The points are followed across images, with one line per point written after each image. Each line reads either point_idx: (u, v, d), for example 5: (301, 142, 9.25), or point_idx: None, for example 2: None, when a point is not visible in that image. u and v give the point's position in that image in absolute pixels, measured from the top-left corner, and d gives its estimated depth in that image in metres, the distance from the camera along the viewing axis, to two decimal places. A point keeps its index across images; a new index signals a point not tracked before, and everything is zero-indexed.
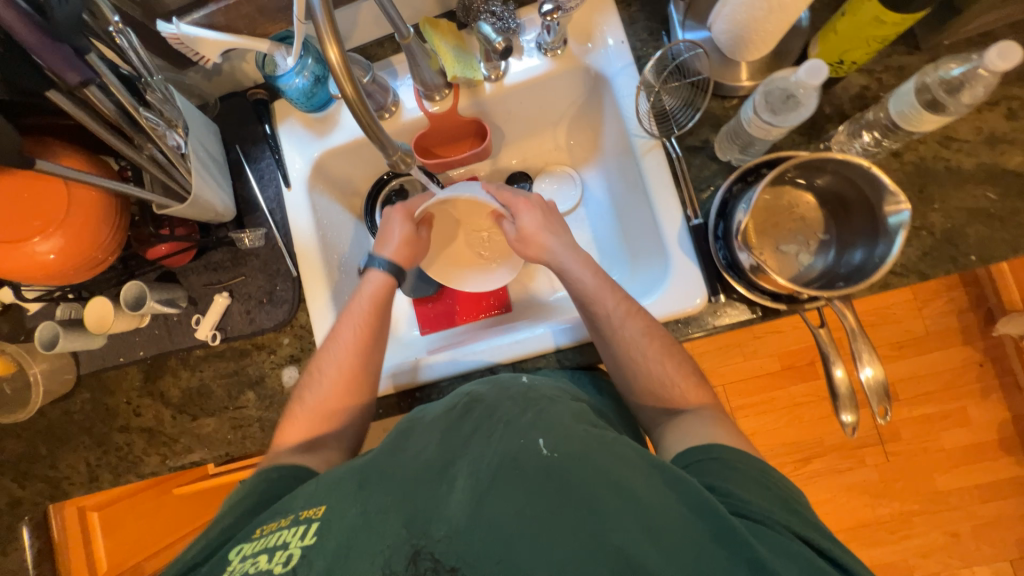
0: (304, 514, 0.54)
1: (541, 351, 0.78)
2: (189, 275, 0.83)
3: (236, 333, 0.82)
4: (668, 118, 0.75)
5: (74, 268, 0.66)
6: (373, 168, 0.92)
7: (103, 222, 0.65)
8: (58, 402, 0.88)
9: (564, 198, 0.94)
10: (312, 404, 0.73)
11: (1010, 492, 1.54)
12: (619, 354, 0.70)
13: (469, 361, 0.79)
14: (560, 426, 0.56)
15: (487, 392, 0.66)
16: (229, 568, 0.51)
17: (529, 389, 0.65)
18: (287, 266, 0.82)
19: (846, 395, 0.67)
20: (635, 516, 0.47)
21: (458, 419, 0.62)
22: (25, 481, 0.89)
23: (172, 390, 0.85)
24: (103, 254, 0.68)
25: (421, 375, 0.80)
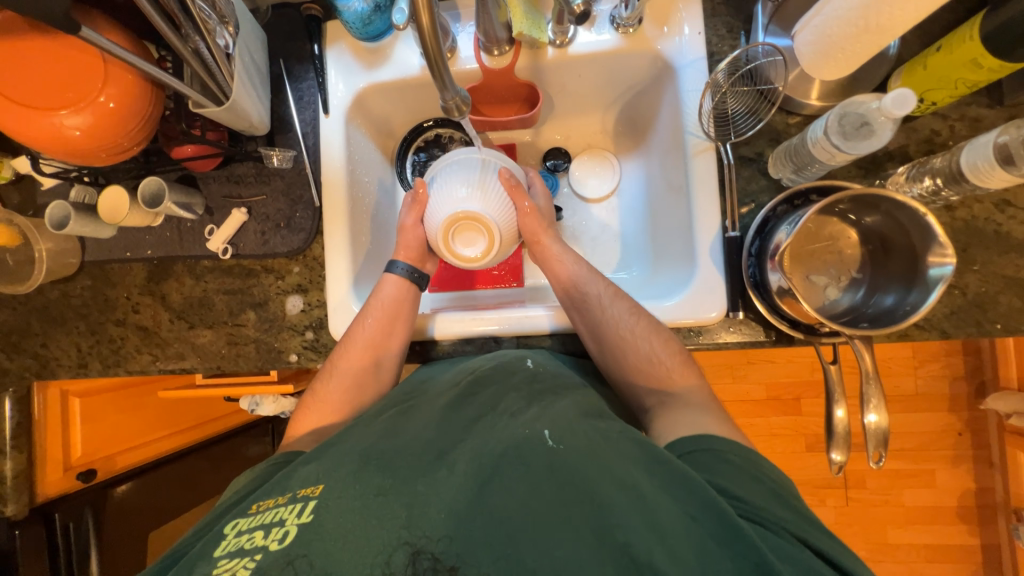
0: (301, 492, 0.53)
1: (545, 329, 0.77)
2: (209, 183, 0.81)
3: (248, 251, 0.80)
4: (729, 122, 0.72)
5: (96, 150, 0.64)
6: (414, 113, 0.89)
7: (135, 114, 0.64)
8: (58, 284, 0.87)
9: (598, 185, 0.92)
10: (319, 392, 0.74)
11: (953, 557, 1.59)
12: (621, 358, 0.70)
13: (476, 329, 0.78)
14: (565, 421, 0.56)
15: (486, 374, 0.67)
16: (224, 542, 0.50)
17: (534, 379, 0.66)
18: (311, 194, 0.80)
19: (840, 435, 0.67)
20: (636, 513, 0.46)
21: (458, 401, 0.63)
22: (14, 354, 0.89)
23: (174, 295, 0.84)
24: (130, 142, 0.66)
25: (431, 329, 0.80)
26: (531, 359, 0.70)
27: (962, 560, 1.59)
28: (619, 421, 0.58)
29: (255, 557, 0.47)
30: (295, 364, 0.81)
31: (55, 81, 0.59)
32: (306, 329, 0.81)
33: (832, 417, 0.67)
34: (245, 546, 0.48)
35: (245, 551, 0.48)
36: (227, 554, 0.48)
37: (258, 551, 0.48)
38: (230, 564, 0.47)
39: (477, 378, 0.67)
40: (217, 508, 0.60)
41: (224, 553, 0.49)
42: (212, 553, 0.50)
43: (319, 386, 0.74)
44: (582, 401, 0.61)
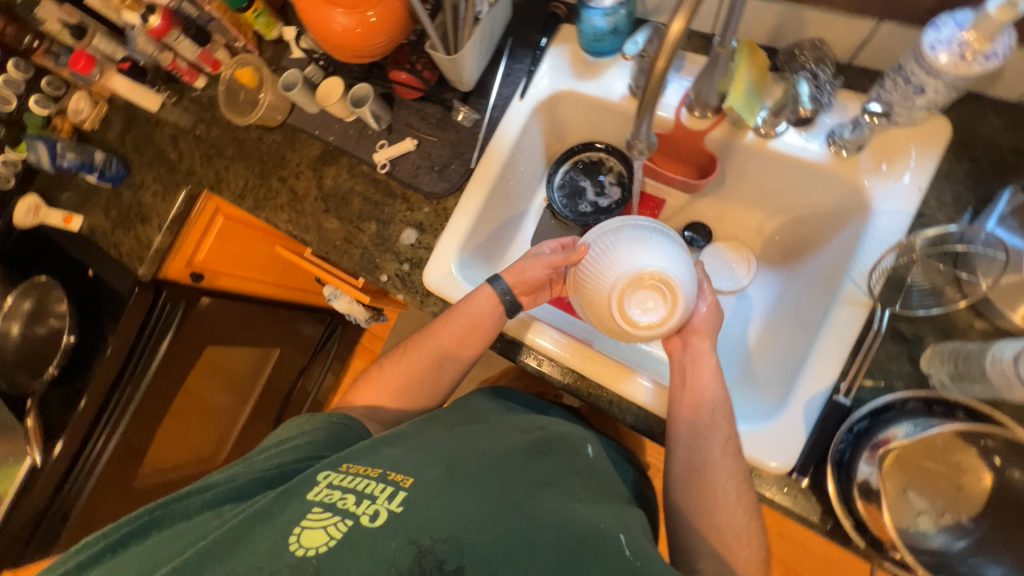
0: (391, 477, 0.64)
1: (637, 399, 0.76)
2: (401, 108, 0.93)
3: (400, 176, 0.91)
4: (903, 290, 0.64)
5: (343, 48, 0.77)
6: (591, 130, 0.93)
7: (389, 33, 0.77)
8: (260, 129, 1.06)
9: (723, 279, 0.89)
10: (388, 373, 0.86)
11: None
12: (700, 490, 0.64)
13: (576, 360, 0.78)
14: (631, 534, 0.61)
15: (558, 439, 0.75)
16: (317, 487, 0.64)
17: (594, 468, 0.72)
18: (470, 156, 0.87)
19: None
20: None
21: (532, 455, 0.71)
22: (206, 164, 1.10)
23: (328, 180, 0.98)
24: (367, 53, 0.77)
25: (531, 336, 0.80)
26: (591, 446, 0.77)
27: None
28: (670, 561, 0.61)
29: (348, 520, 0.59)
30: (381, 283, 0.90)
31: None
32: (405, 261, 0.88)
33: None
34: (339, 506, 0.61)
35: (337, 509, 0.60)
36: (319, 502, 0.62)
37: (351, 516, 0.59)
38: (324, 514, 0.60)
39: (550, 440, 0.74)
40: (291, 447, 0.73)
41: (318, 500, 0.62)
42: (307, 493, 0.63)
43: (387, 365, 0.87)
44: (635, 518, 0.66)
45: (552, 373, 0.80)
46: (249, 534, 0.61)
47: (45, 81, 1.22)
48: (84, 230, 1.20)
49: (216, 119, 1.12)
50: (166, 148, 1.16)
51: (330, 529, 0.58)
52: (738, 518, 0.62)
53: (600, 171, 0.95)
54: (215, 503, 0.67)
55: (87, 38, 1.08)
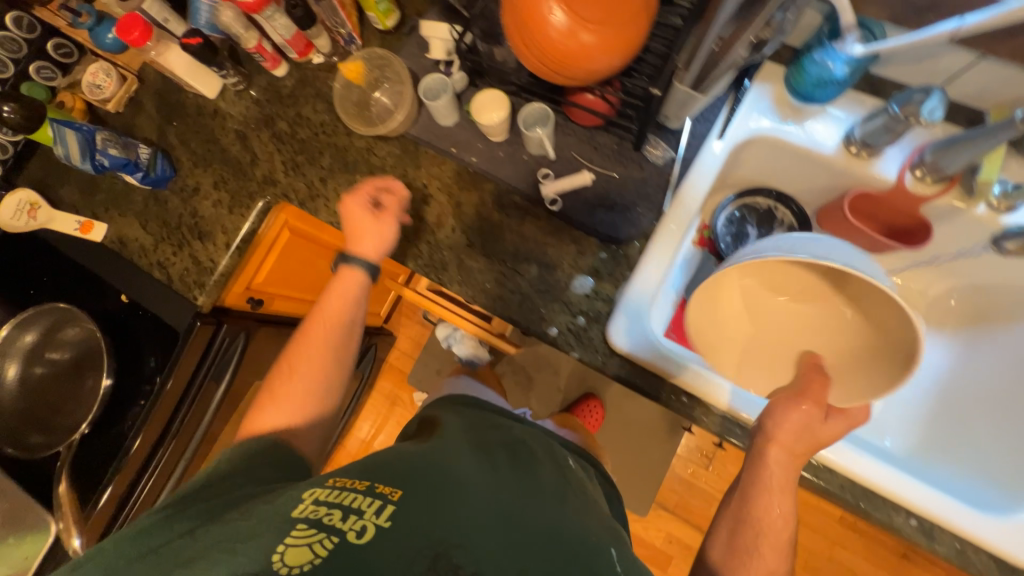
0: (380, 489, 0.51)
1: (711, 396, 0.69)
2: (568, 134, 0.81)
3: (572, 216, 0.78)
4: None
5: (538, 55, 0.65)
6: (765, 176, 0.85)
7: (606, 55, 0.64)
8: (370, 138, 0.88)
9: None
10: (294, 389, 0.71)
11: None
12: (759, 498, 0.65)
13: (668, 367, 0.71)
14: (612, 534, 0.53)
15: (531, 442, 0.66)
16: (301, 507, 0.50)
17: (579, 483, 0.62)
18: (660, 199, 0.77)
19: None
20: None
21: (520, 462, 0.60)
22: (291, 173, 0.90)
23: (469, 208, 0.83)
24: (558, 73, 0.67)
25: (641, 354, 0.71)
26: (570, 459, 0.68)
27: None
28: (604, 519, 0.56)
29: (332, 540, 0.46)
30: (549, 338, 0.77)
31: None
32: (580, 314, 0.77)
33: None
34: (324, 522, 0.48)
35: (323, 527, 0.47)
36: (304, 521, 0.48)
37: (336, 535, 0.46)
38: (307, 535, 0.47)
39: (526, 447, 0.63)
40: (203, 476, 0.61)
41: (300, 518, 0.49)
42: (290, 510, 0.50)
43: (275, 385, 0.71)
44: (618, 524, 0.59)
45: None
46: (211, 556, 0.47)
47: (51, 41, 0.94)
48: (107, 240, 0.94)
49: (304, 118, 0.92)
50: (229, 145, 0.94)
51: (312, 546, 0.45)
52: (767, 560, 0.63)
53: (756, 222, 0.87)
54: (189, 527, 0.53)
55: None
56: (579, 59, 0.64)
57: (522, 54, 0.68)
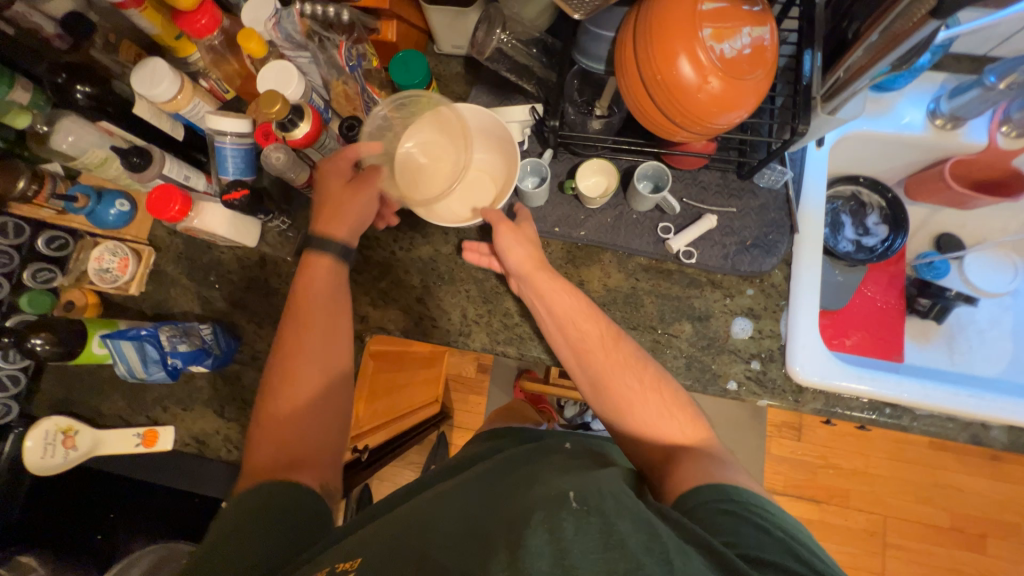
0: (339, 568, 0.47)
1: (899, 399, 0.71)
2: (673, 182, 0.78)
3: (706, 262, 0.75)
4: None
5: (665, 108, 0.59)
6: (847, 166, 0.88)
7: (748, 101, 0.57)
8: (457, 242, 0.81)
9: (996, 281, 0.90)
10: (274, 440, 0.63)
11: None
12: (613, 408, 0.63)
13: (856, 386, 0.71)
14: (593, 484, 0.50)
15: (526, 452, 0.65)
16: None
17: (573, 458, 0.61)
18: (788, 219, 0.75)
19: None
20: (602, 538, 0.42)
21: (503, 472, 0.60)
22: (382, 303, 0.81)
23: (594, 283, 0.78)
24: (683, 125, 0.60)
25: (824, 380, 0.71)
26: (570, 442, 0.67)
27: None
28: (614, 479, 0.53)
29: None
30: (729, 392, 0.73)
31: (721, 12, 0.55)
32: (752, 358, 0.74)
33: None
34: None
35: None
36: None
37: None
38: None
39: (513, 458, 0.63)
40: None
41: None
42: None
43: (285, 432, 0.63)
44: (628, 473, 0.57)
45: (992, 437, 0.72)
46: None
47: (41, 238, 0.78)
48: (181, 445, 0.79)
49: (373, 240, 0.82)
50: None
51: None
52: (599, 358, 0.65)
53: (849, 212, 0.89)
54: None
55: (153, 166, 0.71)
56: (719, 107, 0.56)
57: (642, 113, 0.62)
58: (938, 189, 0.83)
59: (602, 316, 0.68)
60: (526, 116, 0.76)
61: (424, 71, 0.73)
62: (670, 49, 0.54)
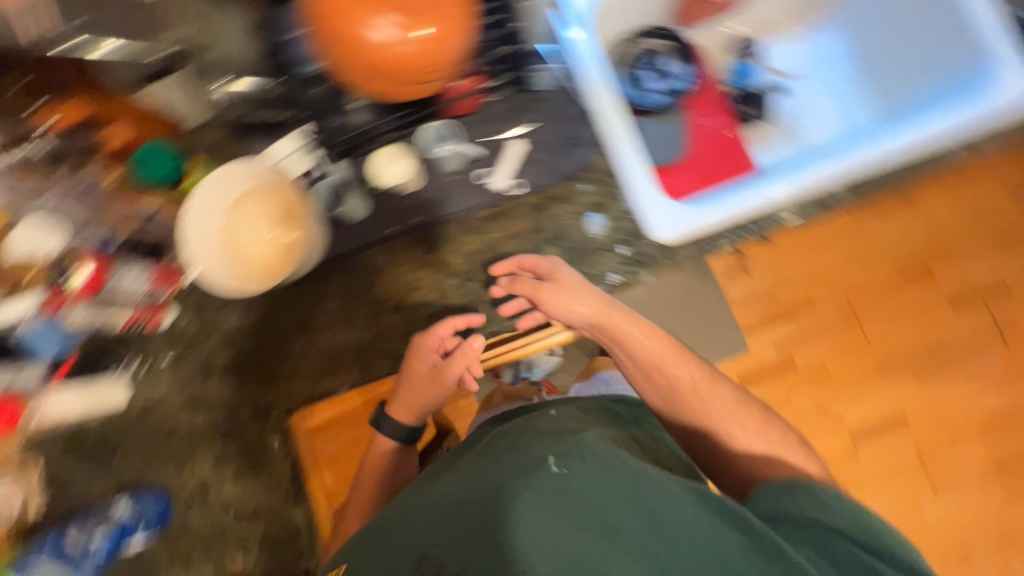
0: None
1: (746, 211, 0.74)
2: (469, 130, 0.77)
3: (534, 184, 0.76)
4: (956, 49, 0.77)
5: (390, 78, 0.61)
6: (620, 28, 0.89)
7: (449, 56, 0.60)
8: (315, 290, 0.79)
9: (790, 56, 0.98)
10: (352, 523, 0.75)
11: None
12: (666, 397, 0.66)
13: (707, 219, 0.73)
14: (576, 449, 0.50)
15: (510, 427, 0.63)
16: None
17: (553, 420, 0.60)
18: (580, 106, 0.76)
19: None
20: (623, 524, 0.44)
21: (482, 446, 0.59)
22: (274, 384, 0.78)
23: (453, 258, 0.78)
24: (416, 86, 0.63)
25: (680, 229, 0.72)
26: (552, 407, 0.66)
27: None
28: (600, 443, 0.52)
29: None
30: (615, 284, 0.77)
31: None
32: (617, 244, 0.76)
33: None
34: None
35: None
36: None
37: None
38: None
39: (492, 435, 0.62)
40: None
41: None
42: None
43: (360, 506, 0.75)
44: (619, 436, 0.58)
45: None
46: None
47: None
48: None
49: (241, 332, 0.80)
50: (191, 421, 0.78)
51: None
52: (648, 347, 0.67)
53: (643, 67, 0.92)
54: None
55: None
56: (415, 64, 0.59)
57: (377, 88, 0.63)
58: (700, 7, 0.86)
59: (689, 357, 0.67)
60: (292, 145, 0.73)
61: (172, 159, 0.69)
62: (356, 18, 0.56)
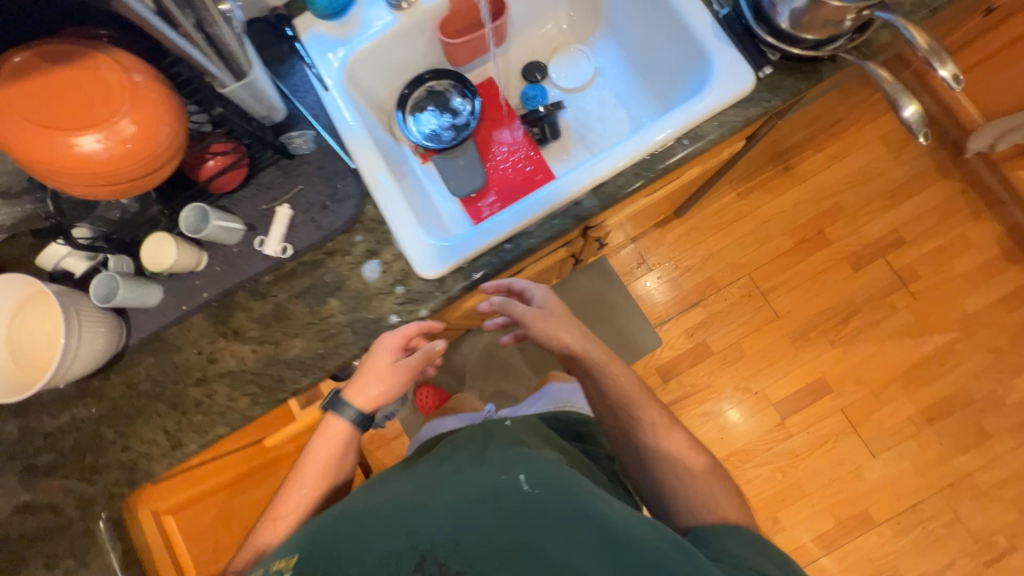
0: (276, 566, 0.54)
1: (501, 237, 0.76)
2: (242, 202, 0.81)
3: (306, 243, 0.79)
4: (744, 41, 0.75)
5: (94, 178, 0.61)
6: (396, 78, 0.94)
7: (123, 164, 0.61)
8: (122, 378, 0.81)
9: (578, 72, 1.01)
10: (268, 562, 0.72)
11: (1004, 310, 1.66)
12: (623, 429, 0.78)
13: (465, 249, 0.76)
14: (545, 469, 0.59)
15: (468, 432, 0.72)
16: None
17: (492, 438, 0.68)
18: (343, 162, 0.81)
19: (918, 122, 0.67)
20: (568, 546, 0.50)
21: (429, 461, 0.67)
22: (96, 476, 0.80)
23: (246, 325, 0.80)
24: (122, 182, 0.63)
25: (440, 266, 0.77)
26: (510, 419, 0.74)
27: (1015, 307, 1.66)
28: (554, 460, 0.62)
29: None
30: (397, 325, 0.78)
31: (71, 74, 0.58)
32: (394, 286, 0.78)
33: (908, 115, 0.67)
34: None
35: None
36: None
37: None
38: None
39: (453, 442, 0.70)
40: None
41: None
42: None
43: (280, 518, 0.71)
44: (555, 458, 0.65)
45: (585, 208, 0.76)
46: None
47: None
48: None
49: (57, 431, 0.82)
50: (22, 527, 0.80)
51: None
52: (638, 395, 0.79)
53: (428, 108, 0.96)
54: None
55: None
56: (83, 169, 0.59)
57: (89, 189, 0.63)
58: (460, 47, 0.91)
59: (637, 390, 0.80)
60: (63, 249, 0.75)
61: None
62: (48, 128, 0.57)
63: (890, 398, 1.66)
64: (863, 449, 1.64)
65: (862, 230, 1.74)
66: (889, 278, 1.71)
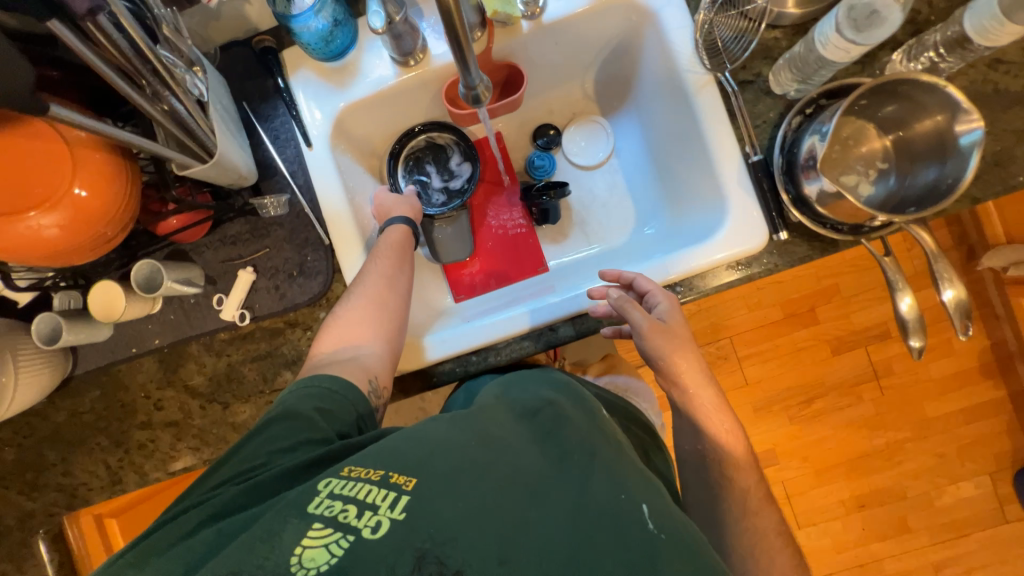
0: (394, 479, 0.50)
1: (487, 341, 0.74)
2: (203, 252, 0.75)
3: (267, 311, 0.75)
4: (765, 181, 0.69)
5: (46, 254, 0.55)
6: (394, 126, 0.86)
7: (74, 242, 0.55)
8: (65, 405, 0.80)
9: (595, 149, 0.93)
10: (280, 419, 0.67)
11: (962, 421, 1.70)
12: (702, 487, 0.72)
13: (439, 351, 0.75)
14: (662, 501, 0.50)
15: (570, 404, 0.62)
16: (314, 498, 0.49)
17: (613, 433, 0.59)
18: (317, 233, 0.75)
19: (914, 322, 0.69)
20: None
21: (546, 430, 0.57)
22: (35, 493, 0.81)
23: (196, 379, 0.78)
24: (76, 254, 0.57)
25: (423, 355, 0.75)
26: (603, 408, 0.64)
27: (974, 419, 1.69)
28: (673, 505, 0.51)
29: (346, 537, 0.45)
30: None
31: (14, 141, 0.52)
32: None
33: (902, 308, 0.69)
34: (339, 520, 0.46)
35: (337, 525, 0.46)
36: (317, 517, 0.47)
37: (349, 533, 0.45)
38: (321, 536, 0.45)
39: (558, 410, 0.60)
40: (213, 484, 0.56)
41: (312, 511, 0.48)
42: (302, 505, 0.49)
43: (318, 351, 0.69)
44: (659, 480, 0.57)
45: (560, 336, 0.75)
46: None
47: None
48: None
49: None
50: None
51: (327, 546, 0.44)
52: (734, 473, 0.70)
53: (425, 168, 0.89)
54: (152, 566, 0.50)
55: None
56: (27, 248, 0.53)
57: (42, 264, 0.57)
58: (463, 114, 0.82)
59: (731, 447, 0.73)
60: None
61: None
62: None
63: (830, 480, 1.73)
64: (791, 519, 1.74)
65: (853, 316, 1.72)
66: (863, 368, 1.72)
